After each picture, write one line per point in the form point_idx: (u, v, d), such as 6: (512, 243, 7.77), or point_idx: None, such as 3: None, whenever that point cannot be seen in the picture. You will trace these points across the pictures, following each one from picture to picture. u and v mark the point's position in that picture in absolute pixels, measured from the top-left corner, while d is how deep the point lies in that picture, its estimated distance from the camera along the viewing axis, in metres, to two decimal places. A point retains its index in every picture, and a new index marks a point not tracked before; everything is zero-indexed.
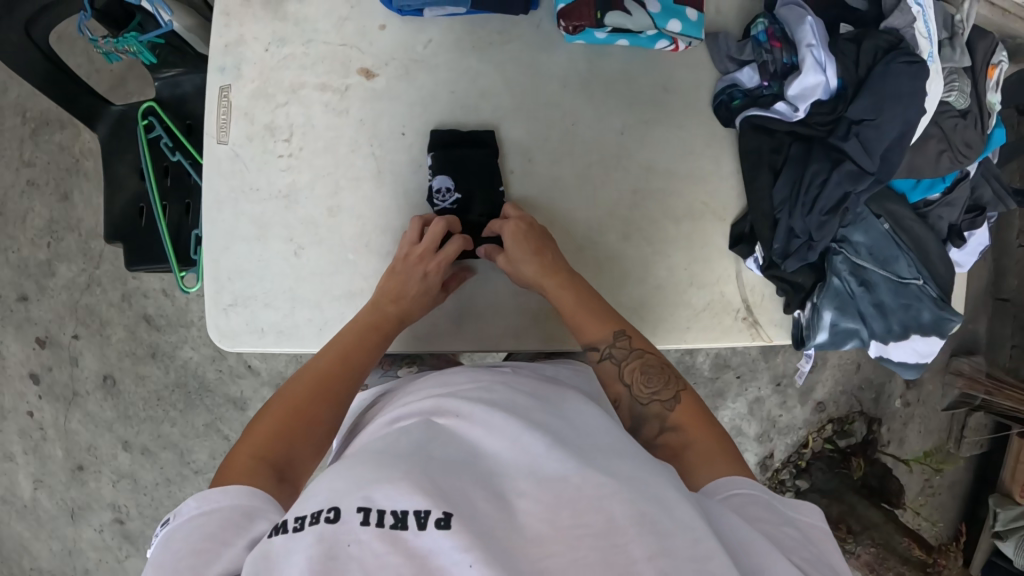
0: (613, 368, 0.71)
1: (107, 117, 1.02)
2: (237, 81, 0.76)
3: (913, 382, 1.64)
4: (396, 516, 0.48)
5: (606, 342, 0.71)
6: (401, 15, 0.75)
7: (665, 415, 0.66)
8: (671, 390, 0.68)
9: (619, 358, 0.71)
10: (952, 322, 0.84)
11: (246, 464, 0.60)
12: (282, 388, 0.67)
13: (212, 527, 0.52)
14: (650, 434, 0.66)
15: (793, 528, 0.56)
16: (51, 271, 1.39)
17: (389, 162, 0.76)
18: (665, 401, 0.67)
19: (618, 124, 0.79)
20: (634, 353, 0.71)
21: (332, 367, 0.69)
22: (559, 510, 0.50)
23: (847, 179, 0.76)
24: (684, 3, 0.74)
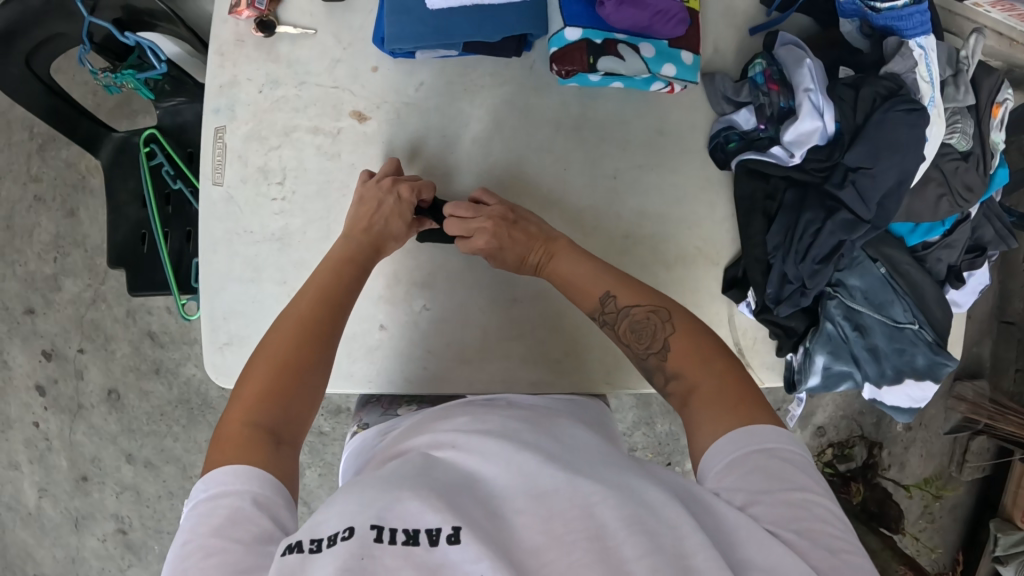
0: (609, 331, 0.71)
1: (109, 143, 1.04)
2: (231, 123, 0.79)
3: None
4: (407, 533, 0.48)
5: (596, 309, 0.71)
6: (393, 57, 0.76)
7: (664, 365, 0.66)
8: (661, 340, 0.66)
9: (613, 322, 0.70)
10: (945, 367, 0.85)
11: (238, 435, 0.58)
12: (259, 351, 0.65)
13: (217, 521, 0.52)
14: (661, 383, 0.67)
15: (799, 488, 0.54)
16: (57, 285, 1.41)
17: None
18: (660, 351, 0.67)
19: (610, 168, 0.79)
20: (624, 313, 0.70)
21: (307, 317, 0.67)
22: (553, 518, 0.50)
23: (841, 229, 0.75)
24: (679, 46, 0.74)
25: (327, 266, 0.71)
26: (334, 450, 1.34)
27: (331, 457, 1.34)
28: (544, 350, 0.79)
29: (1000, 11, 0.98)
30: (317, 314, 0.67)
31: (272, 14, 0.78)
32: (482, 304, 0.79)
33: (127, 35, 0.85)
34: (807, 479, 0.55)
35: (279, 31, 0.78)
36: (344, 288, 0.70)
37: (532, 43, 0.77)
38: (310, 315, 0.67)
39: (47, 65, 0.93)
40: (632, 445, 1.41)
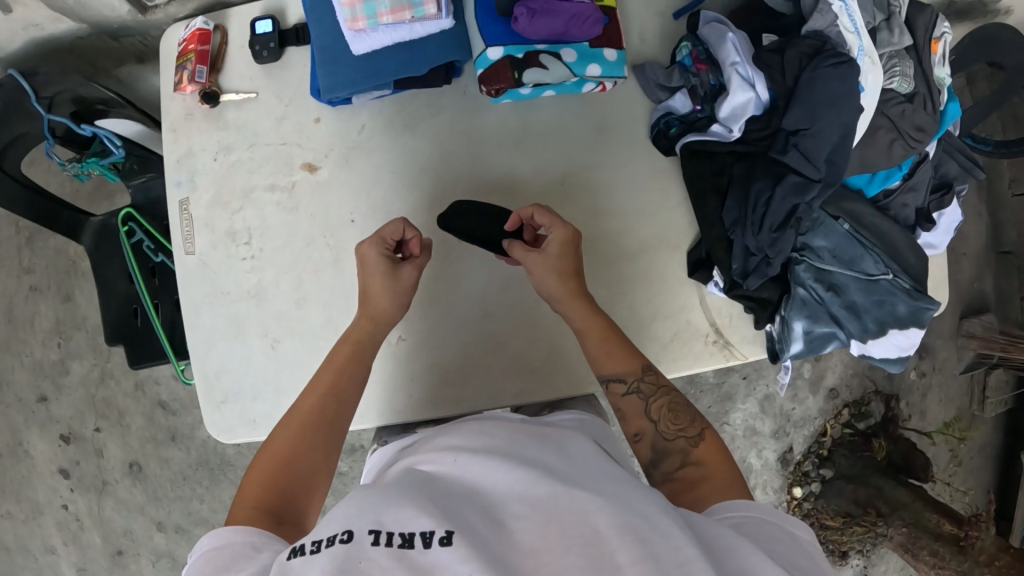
0: (638, 403, 0.72)
1: (89, 229, 1.07)
2: (194, 194, 0.82)
3: (923, 352, 1.63)
4: (403, 537, 0.49)
5: (635, 376, 0.73)
6: (332, 105, 0.79)
7: (689, 450, 0.68)
8: (696, 429, 0.70)
9: (647, 394, 0.72)
10: (928, 311, 0.84)
11: (243, 515, 0.60)
12: (274, 439, 0.67)
13: (221, 559, 0.54)
14: (669, 468, 0.68)
15: (787, 544, 0.55)
16: (65, 369, 1.45)
17: (344, 250, 0.79)
18: (690, 436, 0.69)
19: (558, 173, 0.80)
20: (662, 389, 0.73)
21: (317, 413, 0.68)
22: (547, 523, 0.51)
23: (792, 193, 0.75)
24: (601, 45, 0.76)
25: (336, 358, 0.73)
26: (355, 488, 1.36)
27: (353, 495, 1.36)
28: (524, 361, 0.80)
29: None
30: (327, 412, 0.69)
31: (215, 86, 0.81)
32: (456, 325, 0.81)
33: (82, 128, 0.89)
34: (785, 531, 0.57)
35: (223, 99, 0.81)
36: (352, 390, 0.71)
37: (461, 69, 0.79)
38: (317, 411, 0.68)
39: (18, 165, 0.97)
40: None
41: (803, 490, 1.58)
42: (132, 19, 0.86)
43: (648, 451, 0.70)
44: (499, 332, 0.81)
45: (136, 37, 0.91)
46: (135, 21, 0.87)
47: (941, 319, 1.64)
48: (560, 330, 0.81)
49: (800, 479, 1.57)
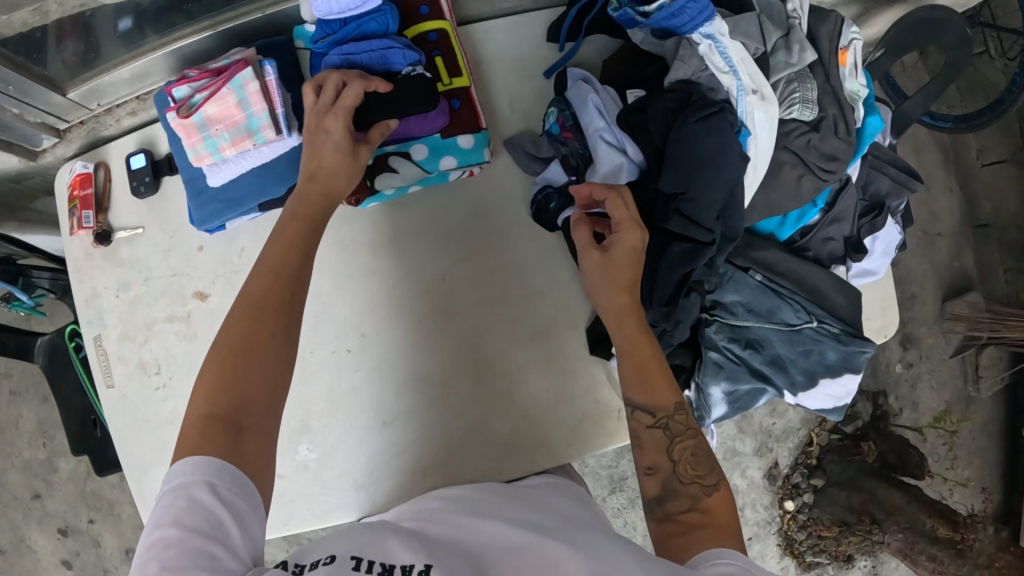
0: (662, 438, 0.68)
1: (40, 348, 1.11)
2: (105, 330, 0.81)
3: (907, 342, 1.58)
4: (384, 565, 0.52)
5: (665, 412, 0.68)
6: (212, 233, 0.80)
7: (699, 497, 0.65)
8: (714, 479, 0.66)
9: (673, 432, 0.68)
10: (861, 354, 0.79)
11: (193, 422, 0.54)
12: (223, 322, 0.59)
13: (183, 517, 0.49)
14: (674, 509, 0.64)
15: None
16: (53, 466, 1.50)
17: None
18: (706, 483, 0.66)
19: (438, 270, 0.80)
20: (690, 431, 0.68)
21: (267, 300, 0.60)
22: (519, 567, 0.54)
23: (682, 260, 0.72)
24: (454, 132, 0.75)
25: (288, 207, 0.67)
26: None
27: None
28: (489, 439, 0.78)
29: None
30: (282, 304, 0.60)
31: (105, 224, 0.82)
32: (360, 432, 0.79)
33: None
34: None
35: (116, 237, 0.82)
36: (301, 248, 0.64)
37: None
38: (268, 297, 0.60)
39: None
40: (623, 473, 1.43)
41: (795, 502, 1.54)
42: (24, 166, 0.89)
43: (656, 489, 0.66)
44: (465, 409, 0.78)
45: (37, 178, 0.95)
46: (30, 167, 0.90)
47: (923, 305, 1.58)
48: (523, 412, 0.78)
49: (791, 492, 1.54)
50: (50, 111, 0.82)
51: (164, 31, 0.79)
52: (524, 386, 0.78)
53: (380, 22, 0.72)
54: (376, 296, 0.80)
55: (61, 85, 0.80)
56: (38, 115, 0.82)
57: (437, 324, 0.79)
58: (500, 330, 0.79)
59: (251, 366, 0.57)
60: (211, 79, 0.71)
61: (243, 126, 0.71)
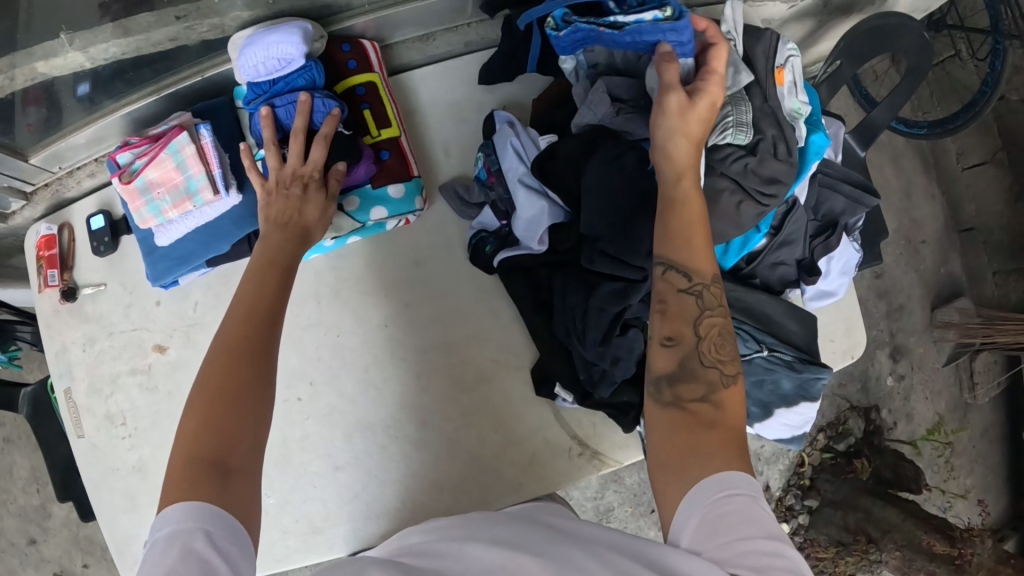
0: (692, 307, 0.60)
1: (23, 399, 1.14)
2: (74, 382, 0.83)
3: (897, 353, 1.55)
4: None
5: (706, 280, 0.60)
6: (167, 288, 0.81)
7: (716, 387, 0.58)
8: (733, 371, 0.59)
9: (702, 302, 0.60)
10: (817, 380, 0.77)
11: (174, 470, 0.50)
12: (203, 365, 0.55)
13: (171, 564, 0.45)
14: (685, 395, 0.58)
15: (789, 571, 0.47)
16: (47, 512, 1.53)
17: None
18: (727, 372, 0.59)
19: (379, 319, 0.81)
20: (720, 309, 0.61)
21: (245, 331, 0.57)
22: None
23: (611, 301, 0.72)
24: (383, 184, 0.78)
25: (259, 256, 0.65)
26: None
27: None
28: (438, 484, 0.78)
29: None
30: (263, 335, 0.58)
31: (72, 281, 0.84)
32: (315, 476, 0.80)
33: None
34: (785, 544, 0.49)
35: (82, 293, 0.83)
36: (274, 286, 0.62)
37: None
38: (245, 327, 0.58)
39: None
40: (608, 504, 1.42)
41: (790, 525, 1.51)
42: None
43: (670, 363, 0.59)
44: (417, 452, 0.79)
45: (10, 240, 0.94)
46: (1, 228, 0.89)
47: (911, 315, 1.56)
48: (470, 458, 0.78)
49: (786, 514, 1.52)
50: (16, 176, 0.83)
51: (118, 97, 0.81)
52: (477, 431, 0.79)
53: (307, 78, 0.75)
54: (325, 348, 0.81)
55: (24, 151, 0.81)
56: (3, 180, 0.82)
57: (416, 360, 0.80)
58: (450, 376, 0.79)
59: (240, 397, 0.53)
60: (150, 145, 0.74)
61: (183, 188, 0.73)
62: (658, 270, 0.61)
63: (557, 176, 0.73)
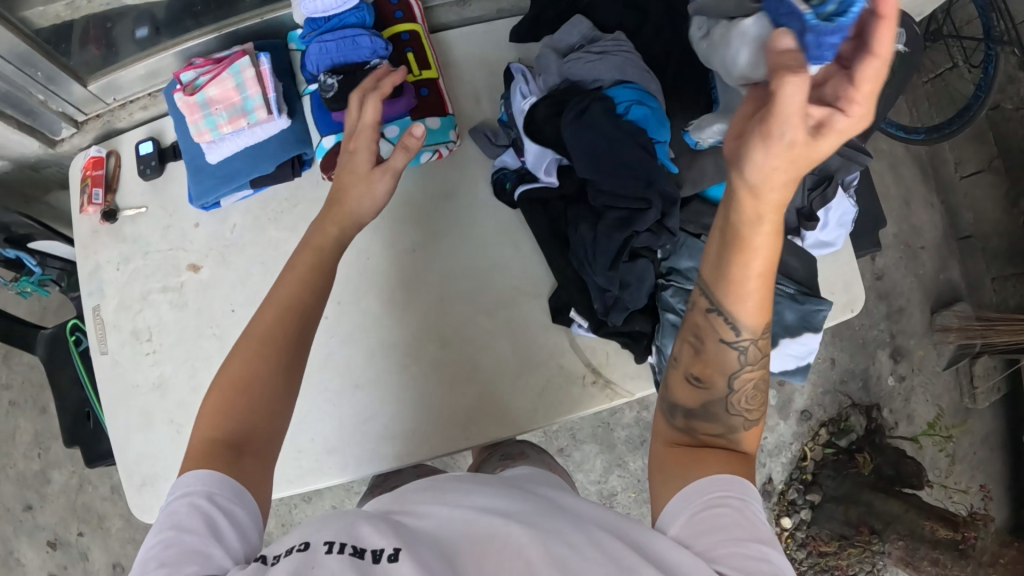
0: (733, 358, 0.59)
1: (41, 340, 1.15)
2: (104, 300, 0.85)
3: (898, 354, 1.56)
4: (353, 548, 0.45)
5: (752, 335, 0.58)
6: (207, 211, 0.85)
7: (733, 430, 0.59)
8: (755, 417, 0.60)
9: (742, 355, 0.59)
10: (819, 312, 0.81)
11: (196, 446, 0.55)
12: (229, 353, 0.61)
13: (180, 520, 0.50)
14: (702, 429, 0.60)
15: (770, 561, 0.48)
16: (47, 478, 1.50)
17: (230, 339, 0.82)
18: (752, 417, 0.60)
19: (406, 244, 0.84)
20: (761, 361, 0.60)
21: (282, 345, 0.61)
22: (484, 563, 0.45)
23: (621, 224, 0.75)
24: (422, 116, 0.83)
25: (305, 260, 0.66)
26: None
27: None
28: (452, 412, 0.80)
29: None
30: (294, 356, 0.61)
31: (113, 205, 0.87)
32: (335, 394, 0.82)
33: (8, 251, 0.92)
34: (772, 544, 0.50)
35: (122, 216, 0.86)
36: (319, 295, 0.65)
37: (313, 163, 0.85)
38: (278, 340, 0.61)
39: None
40: (611, 489, 1.42)
41: (792, 519, 1.50)
42: (44, 154, 0.94)
43: (694, 397, 0.60)
44: (435, 376, 0.80)
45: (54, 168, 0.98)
46: (47, 155, 0.94)
47: (911, 317, 1.58)
48: (488, 380, 0.80)
49: (788, 509, 1.50)
50: (72, 102, 0.88)
51: (176, 35, 0.87)
52: (493, 354, 0.81)
53: (359, 17, 0.81)
54: (353, 271, 0.83)
55: (82, 78, 0.86)
56: (60, 105, 0.88)
57: (425, 299, 0.82)
58: (470, 301, 0.82)
59: (256, 387, 0.58)
60: (212, 66, 0.79)
61: (240, 107, 0.77)
62: (706, 303, 0.58)
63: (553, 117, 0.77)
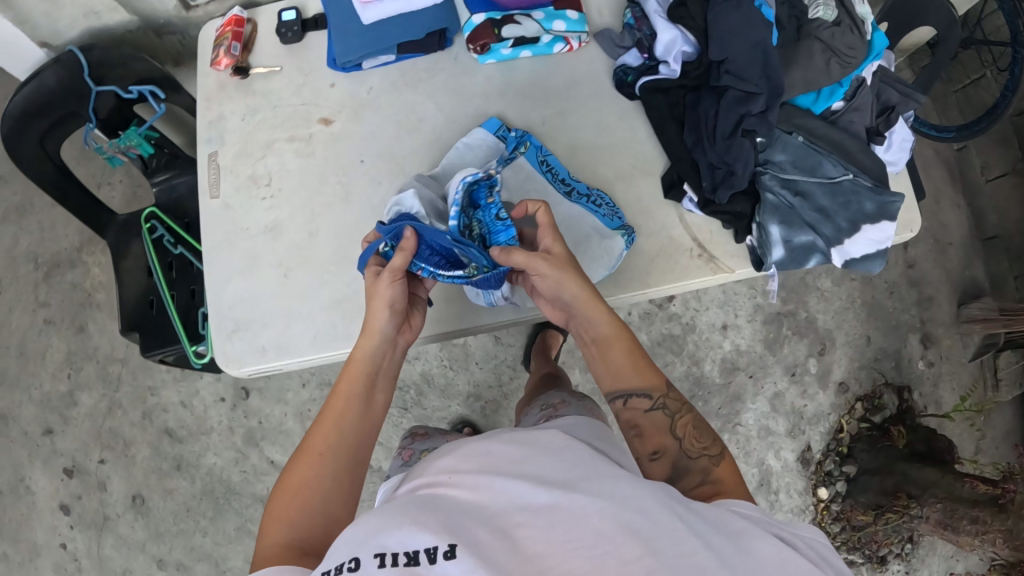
0: (664, 418, 0.70)
1: (113, 225, 1.11)
2: (222, 148, 0.86)
3: (926, 341, 1.52)
4: (408, 554, 0.47)
5: (661, 392, 0.70)
6: (346, 72, 0.87)
7: (710, 468, 0.66)
8: (718, 448, 0.68)
9: (671, 409, 0.71)
10: (896, 202, 0.83)
11: (269, 553, 0.60)
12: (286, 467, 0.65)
13: None
14: (687, 485, 0.65)
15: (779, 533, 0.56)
16: (74, 400, 1.43)
17: (354, 186, 0.84)
18: (711, 455, 0.67)
19: (538, 118, 0.89)
20: (685, 407, 0.71)
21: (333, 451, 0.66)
22: (551, 529, 0.49)
23: (737, 105, 0.80)
24: (563, 8, 0.88)
25: (344, 385, 0.69)
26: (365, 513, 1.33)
27: None
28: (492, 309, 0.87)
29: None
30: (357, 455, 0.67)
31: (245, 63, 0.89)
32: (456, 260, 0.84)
33: (131, 90, 0.93)
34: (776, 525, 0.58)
35: (253, 73, 0.88)
36: (361, 414, 0.69)
37: (454, 40, 0.89)
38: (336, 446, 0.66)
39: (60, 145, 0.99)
40: None
41: (829, 491, 1.47)
42: (175, 15, 0.98)
43: (665, 470, 0.67)
44: None
45: (177, 36, 1.03)
46: (177, 17, 0.98)
47: (939, 307, 1.53)
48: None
49: (823, 479, 1.47)
50: None
51: None
52: (610, 219, 0.85)
53: None
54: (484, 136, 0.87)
55: None
56: None
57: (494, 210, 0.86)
58: (591, 173, 0.87)
59: (306, 494, 0.63)
60: None
61: None
62: (619, 401, 0.71)
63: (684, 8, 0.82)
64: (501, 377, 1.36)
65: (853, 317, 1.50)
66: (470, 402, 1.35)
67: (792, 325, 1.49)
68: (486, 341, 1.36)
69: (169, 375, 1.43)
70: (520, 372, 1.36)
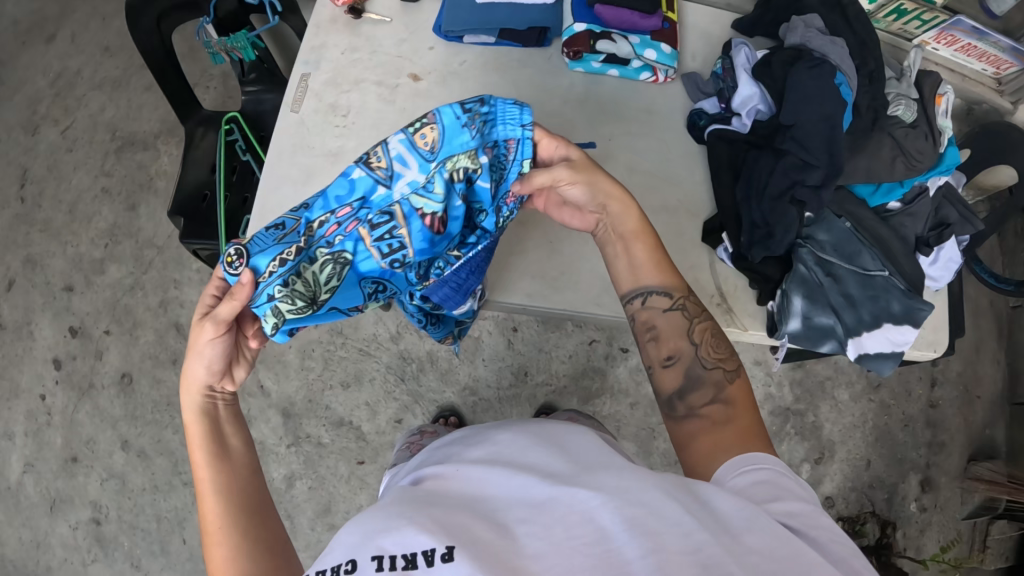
0: (683, 320, 0.71)
1: (198, 117, 1.19)
2: (315, 72, 0.91)
3: (926, 484, 1.45)
4: (405, 557, 0.44)
5: (680, 292, 0.72)
6: (446, 41, 0.91)
7: (723, 385, 0.67)
8: (733, 364, 0.69)
9: (691, 314, 0.72)
10: (923, 311, 0.85)
11: None
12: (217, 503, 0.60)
13: None
14: (695, 402, 0.66)
15: (801, 500, 0.53)
16: (102, 269, 1.49)
17: None
18: (727, 370, 0.68)
19: (607, 133, 0.90)
20: (703, 314, 0.72)
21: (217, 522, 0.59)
22: (552, 526, 0.46)
23: (792, 170, 0.81)
24: (660, 40, 0.90)
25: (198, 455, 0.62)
26: (328, 462, 1.35)
27: (324, 470, 1.34)
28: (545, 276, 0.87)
29: (945, 46, 1.13)
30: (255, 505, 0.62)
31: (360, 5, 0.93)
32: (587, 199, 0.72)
33: None
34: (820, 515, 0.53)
35: (364, 17, 0.93)
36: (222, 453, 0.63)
37: (552, 41, 0.92)
38: (228, 520, 0.59)
39: (173, 29, 1.06)
40: None
41: None
42: None
43: (677, 379, 0.69)
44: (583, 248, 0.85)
45: None
46: None
47: (949, 456, 1.46)
48: None
49: None
50: None
51: None
52: None
53: None
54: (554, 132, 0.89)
55: None
56: None
57: None
58: (642, 197, 0.88)
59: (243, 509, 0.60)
60: None
61: None
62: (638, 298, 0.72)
63: (768, 70, 0.84)
64: (501, 380, 1.36)
65: (860, 436, 1.45)
66: (464, 394, 1.36)
67: (797, 425, 1.44)
68: (499, 341, 1.37)
69: (196, 275, 1.48)
70: (521, 383, 1.36)
